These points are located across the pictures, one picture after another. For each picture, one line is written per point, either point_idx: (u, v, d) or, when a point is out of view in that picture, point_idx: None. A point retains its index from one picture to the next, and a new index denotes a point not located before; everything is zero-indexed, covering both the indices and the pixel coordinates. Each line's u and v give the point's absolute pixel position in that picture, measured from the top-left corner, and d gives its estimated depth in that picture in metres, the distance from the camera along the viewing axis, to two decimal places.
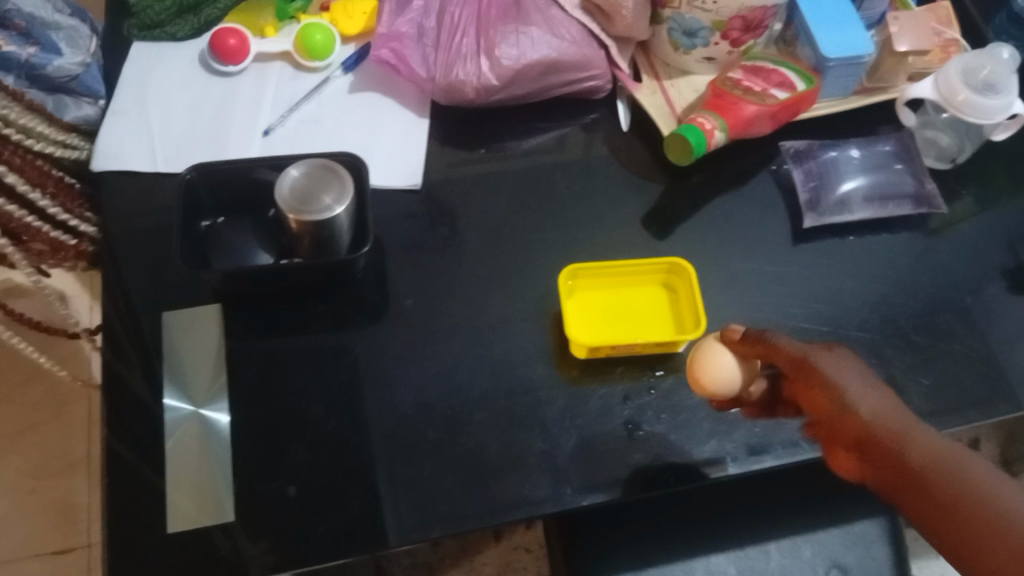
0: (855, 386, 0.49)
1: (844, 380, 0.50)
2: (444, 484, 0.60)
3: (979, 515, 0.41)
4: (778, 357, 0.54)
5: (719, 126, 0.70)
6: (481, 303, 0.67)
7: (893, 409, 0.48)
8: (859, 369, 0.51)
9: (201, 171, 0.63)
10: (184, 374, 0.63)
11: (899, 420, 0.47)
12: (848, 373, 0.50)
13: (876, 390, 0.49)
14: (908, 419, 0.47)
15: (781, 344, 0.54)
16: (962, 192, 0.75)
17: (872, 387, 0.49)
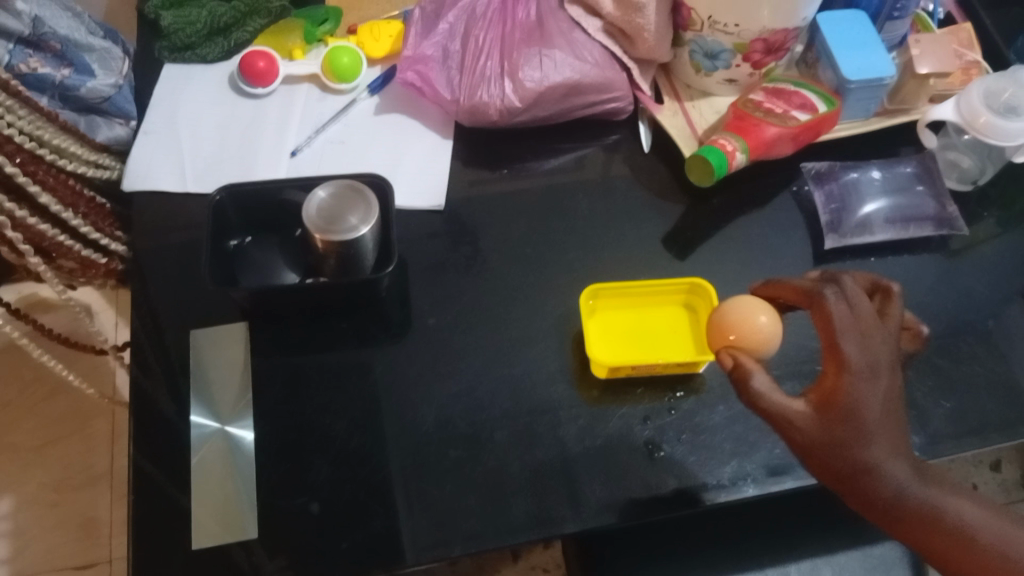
0: (843, 450, 0.47)
1: (832, 446, 0.47)
2: (464, 502, 0.61)
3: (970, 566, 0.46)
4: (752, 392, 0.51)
5: (740, 148, 0.70)
6: (503, 323, 0.68)
7: (879, 469, 0.47)
8: (852, 416, 0.47)
9: (229, 193, 0.65)
10: (211, 391, 0.65)
11: (881, 480, 0.47)
12: (833, 435, 0.47)
13: (847, 435, 0.47)
14: (878, 468, 0.47)
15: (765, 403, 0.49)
16: (983, 215, 0.75)
17: (863, 444, 0.47)
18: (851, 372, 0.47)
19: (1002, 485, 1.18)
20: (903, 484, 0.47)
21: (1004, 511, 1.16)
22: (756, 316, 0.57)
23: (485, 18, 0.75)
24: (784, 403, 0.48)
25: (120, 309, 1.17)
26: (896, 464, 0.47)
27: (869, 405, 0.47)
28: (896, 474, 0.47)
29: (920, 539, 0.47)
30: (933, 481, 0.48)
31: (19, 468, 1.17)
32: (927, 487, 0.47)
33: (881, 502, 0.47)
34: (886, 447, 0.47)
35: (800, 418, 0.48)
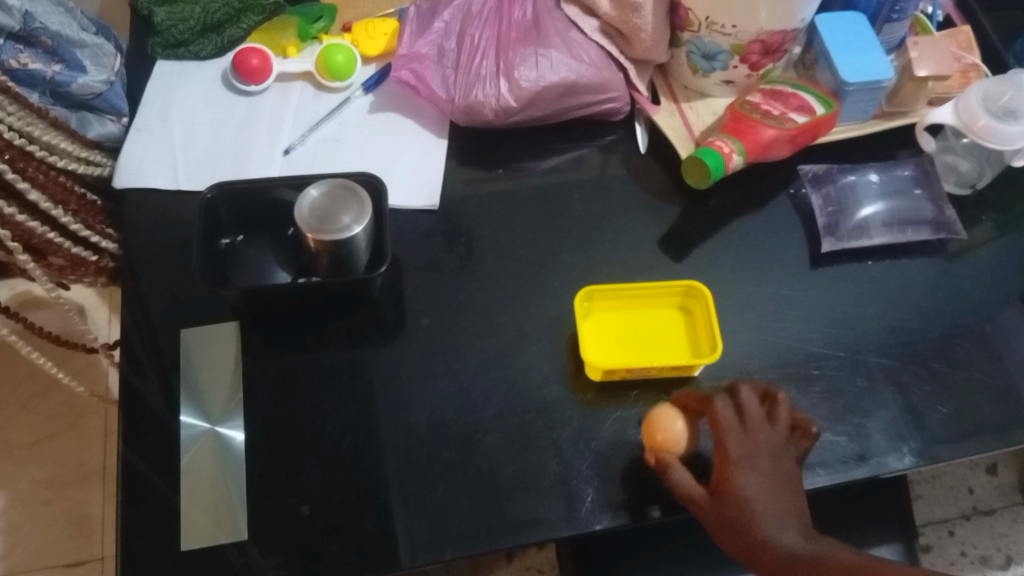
0: (736, 523, 0.52)
1: (726, 522, 0.52)
2: (456, 505, 0.60)
3: None
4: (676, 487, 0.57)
5: (737, 149, 0.70)
6: (497, 324, 0.67)
7: (770, 540, 0.50)
8: (738, 494, 0.52)
9: (221, 190, 0.64)
10: (201, 390, 0.64)
11: (771, 548, 0.50)
12: (728, 511, 0.52)
13: (735, 512, 0.52)
14: (770, 537, 0.51)
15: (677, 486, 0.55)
16: (981, 218, 0.75)
17: (750, 517, 0.51)
18: (732, 461, 0.53)
19: (998, 489, 1.17)
20: (793, 552, 0.50)
21: (1000, 515, 1.15)
22: (672, 421, 0.57)
23: (480, 17, 0.75)
24: (688, 488, 0.55)
25: (111, 307, 1.17)
26: (788, 534, 0.50)
27: (750, 484, 0.52)
28: (787, 542, 0.50)
29: None
30: (829, 543, 0.50)
31: (11, 465, 1.17)
32: (819, 549, 0.50)
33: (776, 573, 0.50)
34: (778, 520, 0.51)
35: (701, 499, 0.54)
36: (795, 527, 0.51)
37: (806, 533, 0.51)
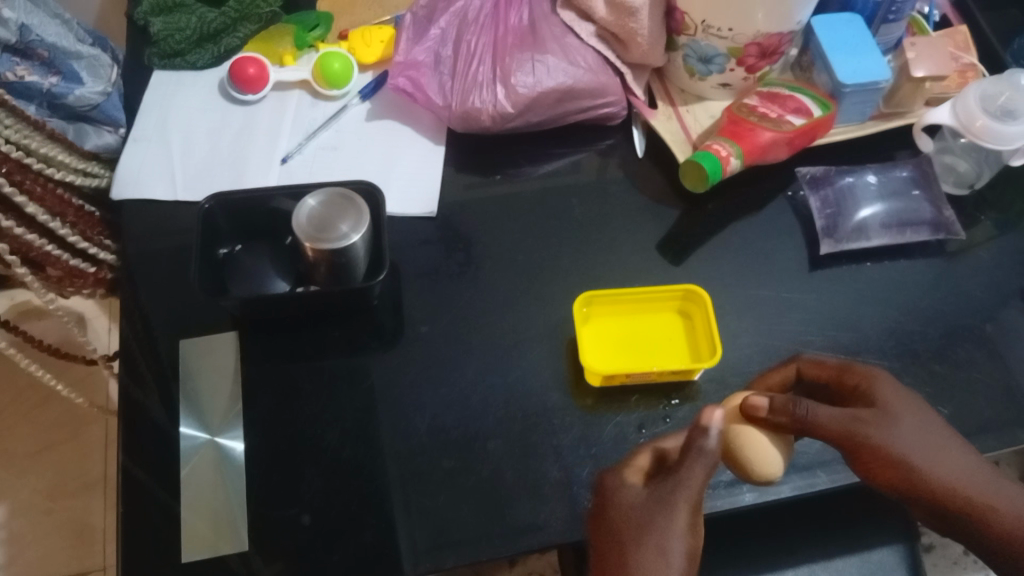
0: (909, 454, 0.52)
1: (897, 452, 0.52)
2: (458, 512, 0.60)
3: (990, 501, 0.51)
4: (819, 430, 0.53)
5: (734, 153, 0.69)
6: (497, 330, 0.67)
7: (915, 429, 0.53)
8: (903, 423, 0.53)
9: (219, 201, 0.64)
10: (200, 400, 0.64)
11: (976, 487, 0.52)
12: (901, 440, 0.52)
13: (889, 417, 0.53)
14: (917, 432, 0.53)
15: (822, 422, 0.53)
16: (980, 218, 0.75)
17: (916, 449, 0.52)
18: (887, 396, 0.54)
19: None
20: (978, 490, 0.52)
21: None
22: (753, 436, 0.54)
23: (476, 23, 0.75)
24: (835, 414, 0.53)
25: (111, 316, 1.17)
26: (923, 427, 0.53)
27: (916, 418, 0.53)
28: (931, 435, 0.53)
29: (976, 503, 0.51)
30: (960, 458, 0.53)
31: (13, 475, 1.17)
32: (959, 454, 0.53)
33: (999, 519, 0.51)
34: (921, 418, 0.54)
35: (866, 433, 0.52)
36: (970, 463, 0.53)
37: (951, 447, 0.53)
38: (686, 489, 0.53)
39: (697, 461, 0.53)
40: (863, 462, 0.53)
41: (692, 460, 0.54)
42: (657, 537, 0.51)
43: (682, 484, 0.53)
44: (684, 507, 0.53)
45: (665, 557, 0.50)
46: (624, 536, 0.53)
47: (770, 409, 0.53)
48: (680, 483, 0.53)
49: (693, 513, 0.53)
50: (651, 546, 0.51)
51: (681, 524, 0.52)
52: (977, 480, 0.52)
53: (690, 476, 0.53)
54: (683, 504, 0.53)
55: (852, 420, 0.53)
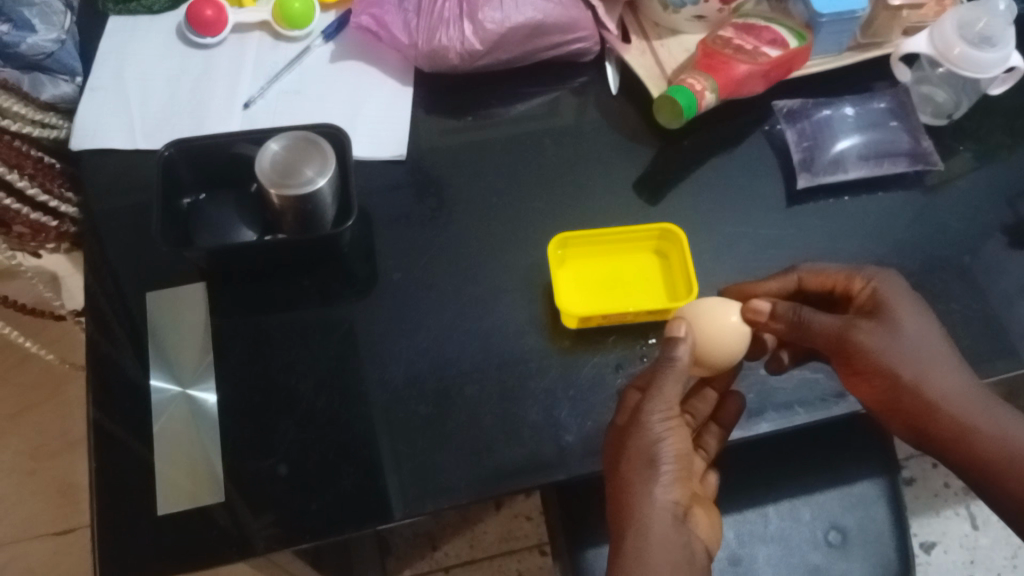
0: (897, 362, 0.56)
1: (886, 362, 0.56)
2: (436, 458, 0.60)
3: (969, 419, 0.55)
4: (811, 334, 0.58)
5: (709, 87, 0.68)
6: (471, 275, 0.66)
7: (908, 339, 0.56)
8: (902, 333, 0.56)
9: (179, 146, 0.62)
10: (171, 354, 0.63)
11: (966, 402, 0.55)
12: (898, 350, 0.56)
13: (884, 330, 0.56)
14: (906, 343, 0.56)
15: (819, 326, 0.58)
16: (959, 148, 0.74)
17: (907, 361, 0.56)
18: (896, 305, 0.57)
19: None
20: (964, 406, 0.55)
21: None
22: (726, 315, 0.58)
23: None
24: (826, 319, 0.58)
25: None
26: (913, 336, 0.57)
27: (917, 330, 0.57)
28: (917, 344, 0.56)
29: (951, 417, 0.55)
30: (946, 371, 0.56)
31: None
32: (946, 373, 0.56)
33: (972, 431, 0.55)
34: (916, 327, 0.57)
35: (857, 337, 0.56)
36: (961, 377, 0.56)
37: (947, 364, 0.56)
38: (661, 399, 0.53)
39: (666, 374, 0.53)
40: (850, 366, 0.58)
41: (663, 372, 0.54)
42: (643, 448, 0.51)
43: (656, 396, 0.53)
44: (661, 415, 0.52)
45: (653, 473, 0.51)
46: (612, 454, 0.53)
47: (773, 315, 0.58)
48: (654, 395, 0.53)
49: (669, 414, 0.53)
50: (637, 462, 0.51)
51: (661, 428, 0.52)
52: (959, 400, 0.55)
53: (661, 389, 0.53)
54: (659, 411, 0.52)
55: (846, 326, 0.57)
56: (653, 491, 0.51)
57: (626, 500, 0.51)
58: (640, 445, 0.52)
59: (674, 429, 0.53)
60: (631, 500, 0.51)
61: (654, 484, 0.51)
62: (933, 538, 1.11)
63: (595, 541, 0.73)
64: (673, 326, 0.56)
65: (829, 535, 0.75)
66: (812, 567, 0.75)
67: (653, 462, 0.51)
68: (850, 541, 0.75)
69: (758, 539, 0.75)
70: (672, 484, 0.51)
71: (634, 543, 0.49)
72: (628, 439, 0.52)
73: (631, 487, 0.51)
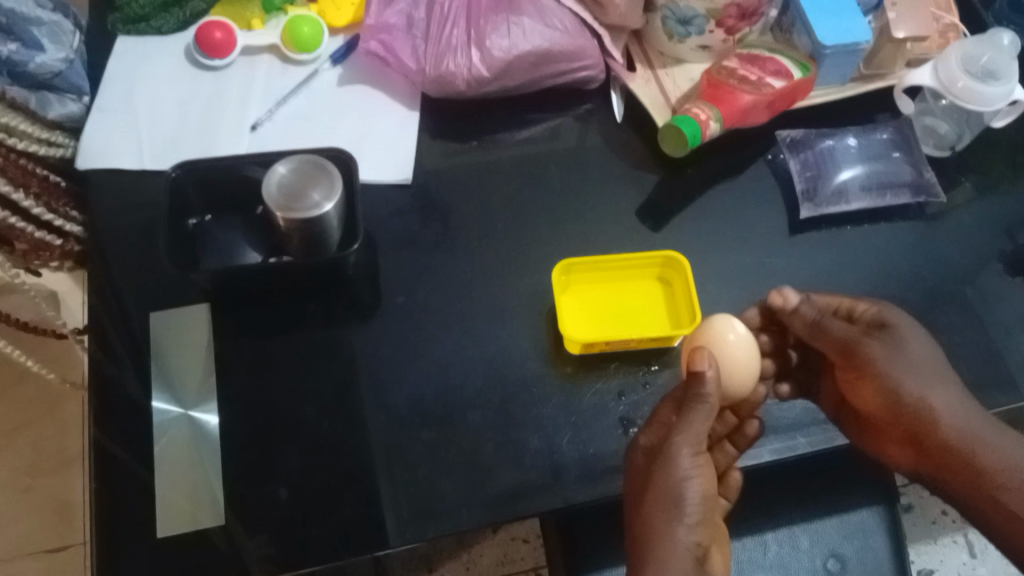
0: (900, 376, 0.58)
1: (890, 377, 0.58)
2: (438, 484, 0.59)
3: (961, 440, 0.56)
4: (826, 340, 0.61)
5: (714, 117, 0.69)
6: (475, 299, 0.66)
7: (909, 358, 0.58)
8: (905, 351, 0.58)
9: (186, 169, 0.62)
10: (173, 376, 0.62)
11: (963, 417, 0.56)
12: (901, 366, 0.58)
13: (888, 346, 0.59)
14: (911, 361, 0.58)
15: (831, 335, 0.60)
16: (962, 180, 0.74)
17: (908, 376, 0.58)
18: (897, 325, 0.59)
19: None
20: (964, 421, 0.56)
21: None
22: (723, 333, 0.57)
23: None
24: (837, 330, 0.60)
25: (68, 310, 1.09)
26: (913, 355, 0.58)
27: (919, 346, 0.58)
28: (918, 362, 0.58)
29: (947, 436, 0.56)
30: (943, 390, 0.57)
31: None
32: (946, 392, 0.57)
33: (966, 450, 0.55)
34: (916, 347, 0.58)
35: (864, 352, 0.59)
36: (959, 393, 0.57)
37: (948, 382, 0.57)
38: (686, 435, 0.52)
39: (695, 410, 0.52)
40: (860, 378, 0.60)
41: (689, 408, 0.52)
42: (668, 485, 0.50)
43: (686, 430, 0.52)
44: (688, 452, 0.51)
45: (674, 511, 0.50)
46: (637, 491, 0.52)
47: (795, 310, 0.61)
48: (682, 430, 0.52)
49: (697, 452, 0.52)
50: (661, 498, 0.50)
51: (688, 467, 0.51)
52: (956, 420, 0.56)
53: (688, 424, 0.52)
54: (687, 447, 0.51)
55: (856, 339, 0.60)
56: (676, 529, 0.49)
57: (646, 535, 0.50)
58: (667, 481, 0.51)
59: (702, 467, 0.51)
60: (651, 536, 0.49)
61: (677, 521, 0.50)
62: (930, 566, 1.11)
63: (593, 567, 0.73)
64: (699, 359, 0.53)
65: (828, 561, 0.75)
66: None
67: (678, 500, 0.50)
68: (849, 569, 0.75)
69: (757, 567, 0.75)
70: (693, 523, 0.50)
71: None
72: (654, 475, 0.51)
73: (653, 525, 0.50)
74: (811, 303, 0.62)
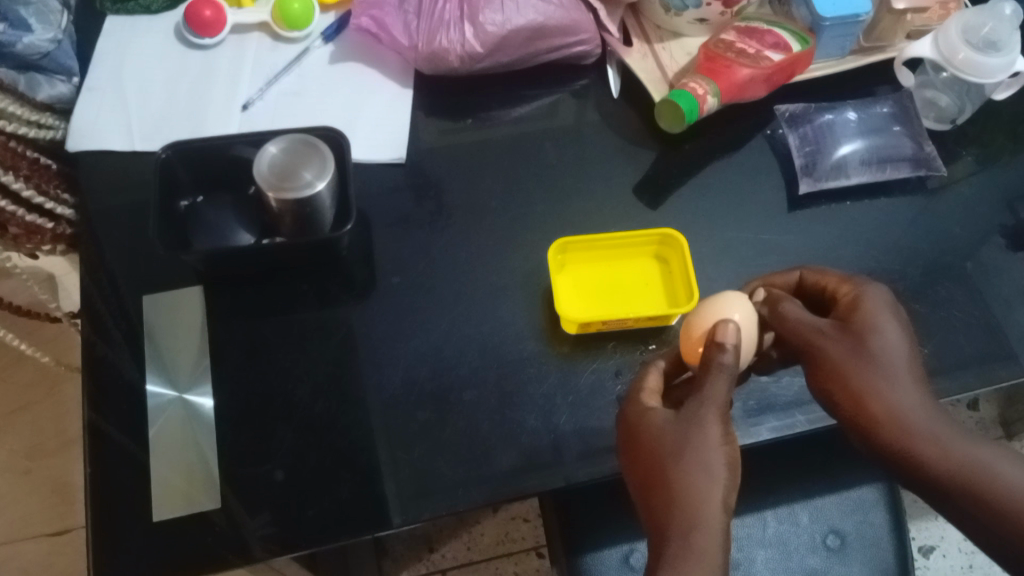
0: (853, 370, 0.50)
1: (839, 369, 0.51)
2: (434, 464, 0.59)
3: (909, 443, 0.47)
4: (787, 333, 0.55)
5: (712, 91, 0.68)
6: (470, 279, 0.66)
7: (866, 349, 0.50)
8: (866, 344, 0.51)
9: (175, 149, 0.61)
10: (166, 359, 0.62)
11: (919, 422, 0.47)
12: (860, 359, 0.50)
13: (846, 335, 0.51)
14: (863, 353, 0.50)
15: (792, 322, 0.55)
16: (962, 154, 0.73)
17: (861, 369, 0.50)
18: (867, 314, 0.52)
19: (981, 424, 1.18)
20: (915, 424, 0.47)
21: None
22: (730, 312, 0.55)
23: None
24: (804, 320, 0.54)
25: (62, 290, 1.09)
26: (872, 345, 0.50)
27: (883, 340, 0.51)
28: (874, 354, 0.50)
29: (893, 438, 0.47)
30: (901, 389, 0.49)
31: None
32: (903, 391, 0.49)
33: (914, 454, 0.47)
34: (881, 337, 0.51)
35: (820, 345, 0.52)
36: (919, 396, 0.48)
37: (910, 379, 0.49)
38: (713, 402, 0.49)
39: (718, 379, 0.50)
40: (814, 373, 0.53)
41: (713, 376, 0.50)
42: (699, 452, 0.47)
43: (712, 397, 0.49)
44: (718, 420, 0.48)
45: (708, 473, 0.46)
46: (662, 458, 0.48)
47: (767, 297, 0.58)
48: (708, 398, 0.49)
49: (726, 423, 0.49)
50: (696, 462, 0.46)
51: (720, 436, 0.48)
52: (907, 420, 0.47)
53: (714, 391, 0.49)
54: (717, 415, 0.48)
55: (815, 331, 0.53)
56: (715, 492, 0.45)
57: (682, 497, 0.45)
58: (700, 447, 0.47)
59: (732, 439, 0.48)
60: (690, 498, 0.45)
61: (715, 482, 0.45)
62: (931, 542, 1.11)
63: (593, 544, 0.73)
64: (723, 333, 0.51)
65: (828, 538, 0.76)
66: (810, 570, 0.75)
67: (709, 465, 0.46)
68: (848, 545, 0.75)
69: (757, 543, 0.75)
70: (729, 488, 0.46)
71: (698, 541, 0.43)
72: (685, 441, 0.48)
73: (692, 486, 0.45)
74: (804, 282, 0.60)
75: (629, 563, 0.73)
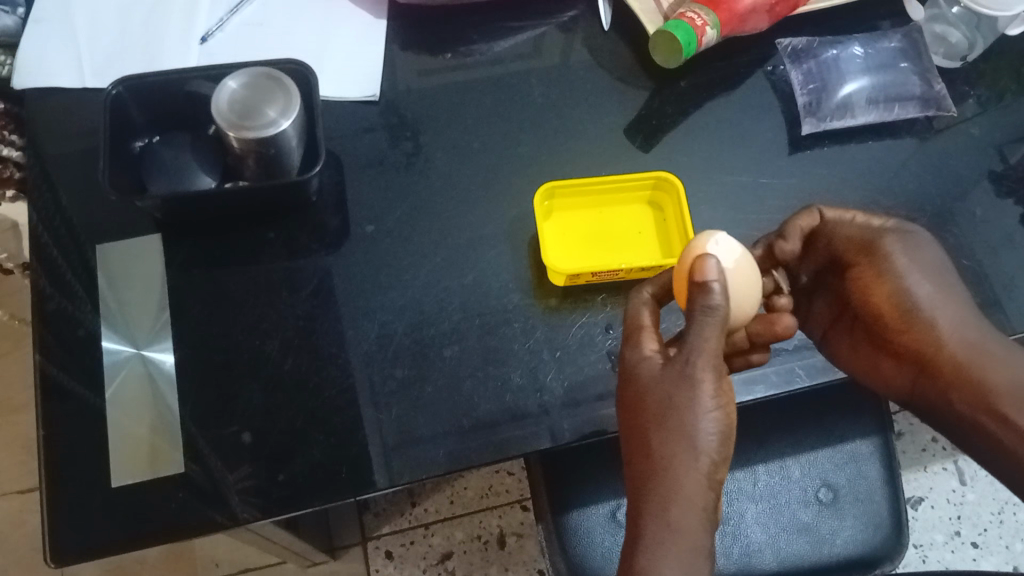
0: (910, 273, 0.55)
1: (902, 269, 0.55)
2: (413, 424, 0.55)
3: (968, 349, 0.52)
4: (839, 241, 0.57)
5: (711, 22, 0.63)
6: (449, 226, 0.62)
7: (924, 259, 0.55)
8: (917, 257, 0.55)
9: (127, 85, 0.56)
10: (123, 313, 0.58)
11: (971, 327, 0.53)
12: (917, 264, 0.55)
13: (910, 242, 0.56)
14: (924, 263, 0.55)
15: (841, 231, 0.56)
16: (967, 94, 0.69)
17: (925, 273, 0.55)
18: (923, 232, 0.57)
19: None
20: (971, 334, 0.53)
21: None
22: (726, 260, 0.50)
23: None
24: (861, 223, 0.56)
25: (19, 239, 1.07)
26: (929, 256, 0.55)
27: (937, 257, 0.56)
28: (930, 264, 0.55)
29: (955, 344, 0.53)
30: (953, 302, 0.54)
31: None
32: (956, 306, 0.54)
33: (974, 355, 0.52)
34: (936, 253, 0.56)
35: (886, 243, 0.55)
36: (968, 307, 0.54)
37: (962, 297, 0.55)
38: (704, 352, 0.45)
39: (703, 323, 0.45)
40: (869, 271, 0.56)
41: (697, 322, 0.45)
42: (682, 414, 0.44)
43: (701, 347, 0.45)
44: (710, 374, 0.45)
45: (695, 441, 0.43)
46: (645, 417, 0.45)
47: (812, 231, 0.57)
48: (696, 348, 0.45)
49: (720, 375, 0.45)
50: (684, 428, 0.44)
51: (712, 395, 0.44)
52: (962, 331, 0.53)
53: (705, 340, 0.45)
54: (709, 367, 0.45)
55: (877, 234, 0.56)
56: (700, 461, 0.43)
57: (665, 465, 0.43)
58: (686, 406, 0.44)
59: (722, 396, 0.45)
60: (670, 471, 0.43)
61: (701, 456, 0.43)
62: (920, 493, 1.10)
63: (579, 502, 0.71)
64: (705, 269, 0.46)
65: (820, 492, 0.73)
66: (803, 525, 0.72)
67: (693, 429, 0.44)
68: (841, 498, 0.73)
69: (747, 498, 0.73)
70: (719, 454, 0.44)
71: (677, 518, 0.42)
72: (674, 399, 0.45)
73: (675, 457, 0.43)
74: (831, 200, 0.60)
75: (617, 518, 0.70)
